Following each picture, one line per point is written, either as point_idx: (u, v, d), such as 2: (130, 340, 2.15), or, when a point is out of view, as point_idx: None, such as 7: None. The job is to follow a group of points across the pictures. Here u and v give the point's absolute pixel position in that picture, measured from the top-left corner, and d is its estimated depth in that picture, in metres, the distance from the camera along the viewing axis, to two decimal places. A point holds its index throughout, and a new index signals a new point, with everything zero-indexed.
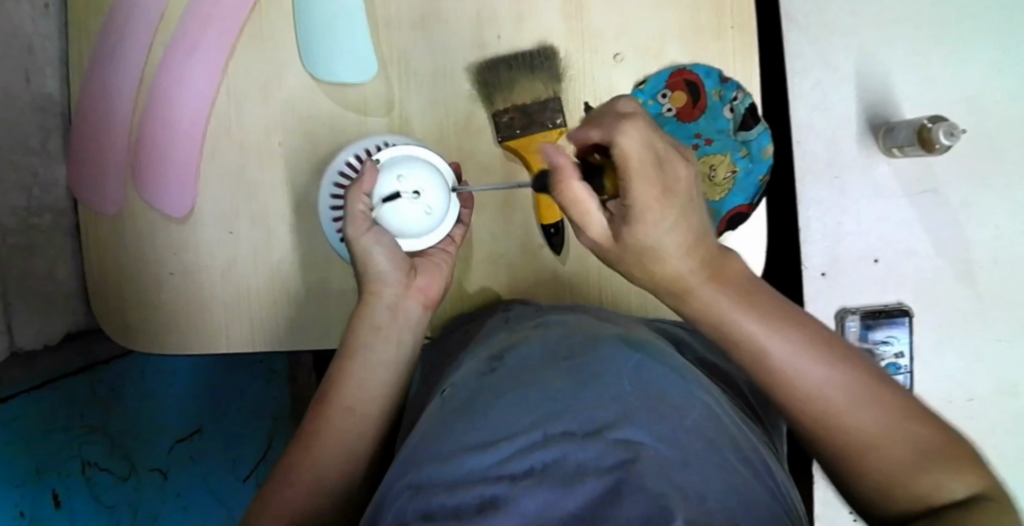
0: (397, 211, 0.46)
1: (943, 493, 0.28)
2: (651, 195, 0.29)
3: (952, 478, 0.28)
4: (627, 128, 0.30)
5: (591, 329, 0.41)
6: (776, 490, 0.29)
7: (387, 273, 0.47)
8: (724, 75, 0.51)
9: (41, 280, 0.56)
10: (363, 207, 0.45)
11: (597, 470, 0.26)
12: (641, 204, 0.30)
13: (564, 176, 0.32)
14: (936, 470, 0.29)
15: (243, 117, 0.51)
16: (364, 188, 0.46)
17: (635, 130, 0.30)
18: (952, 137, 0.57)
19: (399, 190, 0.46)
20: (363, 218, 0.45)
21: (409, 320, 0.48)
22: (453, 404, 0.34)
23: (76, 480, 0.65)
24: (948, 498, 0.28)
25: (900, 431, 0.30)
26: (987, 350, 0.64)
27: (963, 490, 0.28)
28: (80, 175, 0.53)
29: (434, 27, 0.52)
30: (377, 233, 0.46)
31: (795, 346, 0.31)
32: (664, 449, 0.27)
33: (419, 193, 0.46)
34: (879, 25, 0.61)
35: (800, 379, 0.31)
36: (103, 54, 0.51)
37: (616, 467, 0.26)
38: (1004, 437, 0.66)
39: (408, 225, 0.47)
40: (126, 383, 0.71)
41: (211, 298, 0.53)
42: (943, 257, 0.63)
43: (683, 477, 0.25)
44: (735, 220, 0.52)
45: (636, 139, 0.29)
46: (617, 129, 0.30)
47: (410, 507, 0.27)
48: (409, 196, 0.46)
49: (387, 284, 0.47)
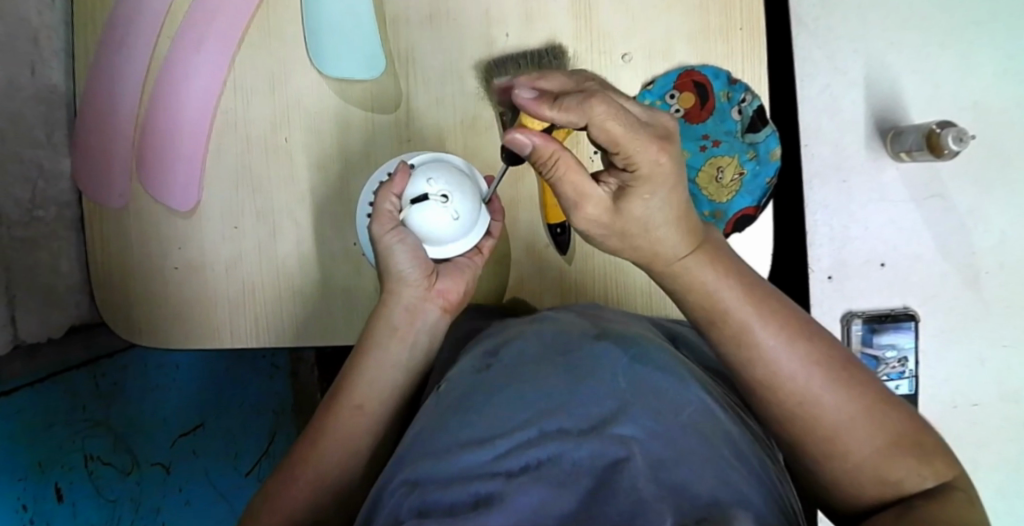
0: (423, 215, 0.45)
1: (910, 483, 0.30)
2: (655, 157, 0.30)
3: (922, 469, 0.30)
4: (597, 108, 0.30)
5: (586, 324, 0.41)
6: (772, 485, 0.30)
7: (409, 274, 0.46)
8: (733, 76, 0.51)
9: (44, 273, 0.55)
10: (390, 207, 0.46)
11: (590, 470, 0.26)
12: (646, 165, 0.30)
13: (559, 145, 0.32)
14: (909, 462, 0.30)
15: (249, 113, 0.51)
16: (395, 190, 0.46)
17: (605, 109, 0.29)
18: (960, 142, 0.57)
19: (428, 192, 0.45)
20: (389, 217, 0.46)
21: (427, 322, 0.48)
22: (450, 397, 0.35)
23: (79, 474, 0.63)
24: (915, 488, 0.30)
25: (879, 425, 0.30)
26: (991, 355, 0.65)
27: (930, 480, 0.30)
28: (85, 168, 0.53)
29: (442, 24, 0.51)
30: (401, 233, 0.46)
31: (791, 346, 0.32)
32: (659, 446, 0.27)
33: (447, 197, 0.45)
34: (888, 28, 0.61)
35: (794, 380, 0.31)
36: (110, 48, 0.51)
37: (609, 466, 0.26)
38: (1008, 442, 0.66)
39: (434, 229, 0.46)
40: (129, 377, 0.71)
41: (215, 293, 0.52)
42: (948, 262, 0.63)
43: (675, 477, 0.26)
44: (741, 222, 0.52)
45: (609, 117, 0.29)
46: (588, 112, 0.30)
47: (406, 504, 0.27)
48: (437, 200, 0.45)
49: (409, 285, 0.47)
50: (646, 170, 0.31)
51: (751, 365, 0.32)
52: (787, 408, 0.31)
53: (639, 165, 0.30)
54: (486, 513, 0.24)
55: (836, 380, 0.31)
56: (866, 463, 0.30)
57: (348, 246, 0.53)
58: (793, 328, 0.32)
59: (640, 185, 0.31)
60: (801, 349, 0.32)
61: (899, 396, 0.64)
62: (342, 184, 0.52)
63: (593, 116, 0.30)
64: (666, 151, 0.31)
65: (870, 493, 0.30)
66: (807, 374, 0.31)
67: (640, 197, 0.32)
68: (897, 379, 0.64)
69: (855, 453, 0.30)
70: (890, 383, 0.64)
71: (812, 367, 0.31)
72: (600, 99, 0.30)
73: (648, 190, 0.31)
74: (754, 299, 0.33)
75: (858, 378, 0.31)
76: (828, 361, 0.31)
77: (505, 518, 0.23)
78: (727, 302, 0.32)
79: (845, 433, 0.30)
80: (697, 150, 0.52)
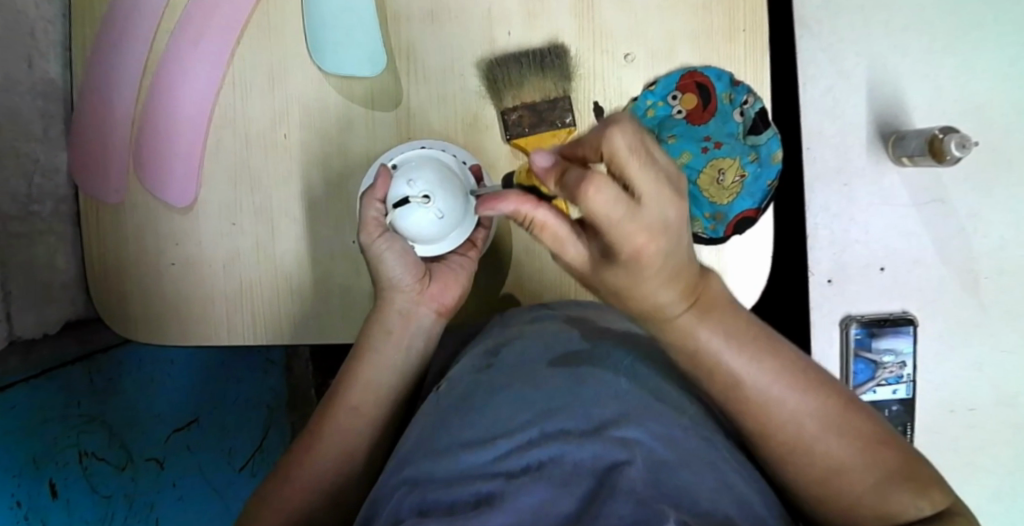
0: (407, 217, 0.45)
1: (907, 514, 0.30)
2: (635, 249, 0.26)
3: (918, 500, 0.30)
4: (587, 195, 0.24)
5: (587, 325, 0.42)
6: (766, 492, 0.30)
7: (400, 280, 0.47)
8: (735, 78, 0.51)
9: (40, 268, 0.55)
10: (375, 214, 0.45)
11: (592, 471, 0.26)
12: (627, 254, 0.26)
13: (535, 205, 0.30)
14: (906, 494, 0.30)
15: (248, 109, 0.51)
16: (378, 195, 0.45)
17: (594, 196, 0.24)
18: (964, 149, 0.57)
19: (409, 194, 0.45)
20: (375, 224, 0.45)
21: (421, 326, 0.48)
22: (450, 398, 0.35)
23: (74, 470, 0.62)
24: (913, 517, 0.29)
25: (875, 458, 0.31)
26: (989, 360, 0.65)
27: (927, 510, 0.30)
28: (82, 163, 0.52)
29: (443, 22, 0.51)
30: (389, 239, 0.45)
31: (785, 360, 0.32)
32: (661, 449, 0.27)
33: (429, 197, 0.44)
34: (892, 32, 0.61)
35: (794, 393, 0.31)
36: (108, 42, 0.50)
37: (610, 467, 0.25)
38: (1005, 447, 0.66)
39: (421, 231, 0.46)
40: (123, 372, 0.70)
41: (212, 290, 0.52)
42: (947, 267, 0.63)
43: (677, 480, 0.25)
44: (741, 224, 0.52)
45: (596, 207, 0.24)
46: (578, 193, 0.24)
47: (405, 502, 0.27)
48: (420, 201, 0.44)
49: (401, 291, 0.47)
50: (625, 258, 0.26)
51: (744, 381, 0.31)
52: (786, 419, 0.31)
53: (621, 249, 0.26)
54: (487, 512, 0.23)
55: (833, 413, 0.32)
56: (863, 496, 0.30)
57: (347, 245, 0.52)
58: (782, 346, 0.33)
59: (621, 263, 0.28)
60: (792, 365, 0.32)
61: (897, 401, 0.65)
62: (341, 181, 0.52)
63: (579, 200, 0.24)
64: (655, 240, 0.25)
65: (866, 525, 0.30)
66: (801, 390, 0.32)
67: (622, 273, 0.28)
68: (895, 383, 0.65)
69: (853, 486, 0.30)
70: (888, 387, 0.64)
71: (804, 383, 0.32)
72: (596, 181, 0.24)
73: (630, 271, 0.28)
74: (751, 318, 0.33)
75: (854, 413, 0.32)
76: (823, 387, 0.32)
77: (507, 517, 0.23)
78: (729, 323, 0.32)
79: (839, 449, 0.31)
80: (699, 152, 0.52)
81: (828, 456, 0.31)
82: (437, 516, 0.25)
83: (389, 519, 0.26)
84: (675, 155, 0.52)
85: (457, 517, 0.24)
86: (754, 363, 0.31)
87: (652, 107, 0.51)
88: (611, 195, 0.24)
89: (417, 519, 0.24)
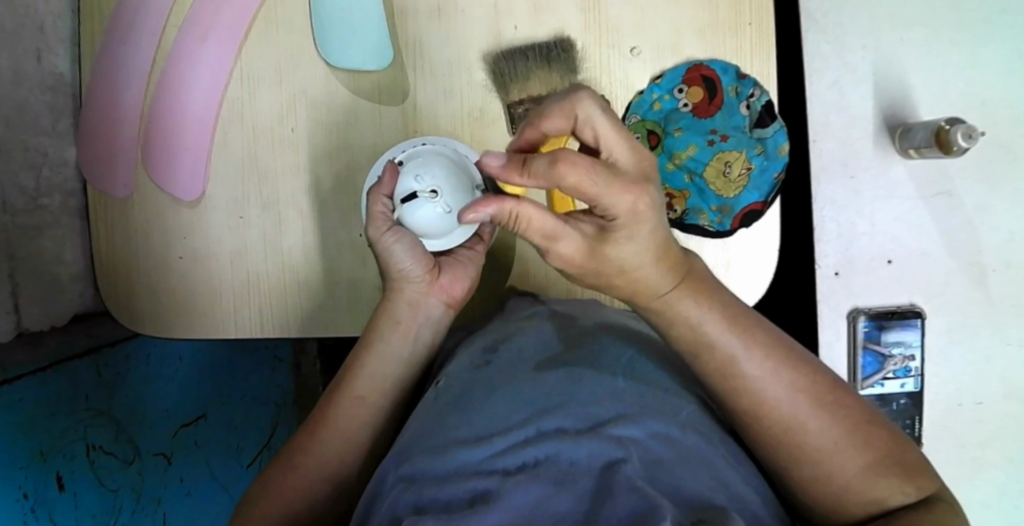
0: (416, 211, 0.46)
1: (893, 500, 0.32)
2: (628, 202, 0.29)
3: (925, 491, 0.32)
4: (567, 172, 0.28)
5: (589, 321, 0.42)
6: (762, 493, 0.29)
7: (410, 271, 0.46)
8: (742, 71, 0.51)
9: (48, 260, 0.56)
10: (382, 208, 0.46)
11: (589, 470, 0.25)
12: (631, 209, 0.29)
13: (517, 201, 0.30)
14: (894, 480, 0.32)
15: (256, 103, 0.51)
16: (385, 190, 0.47)
17: (576, 171, 0.28)
18: (969, 139, 0.57)
19: (416, 190, 0.46)
20: (383, 218, 0.46)
21: (429, 317, 0.48)
22: (448, 394, 0.35)
23: (81, 463, 0.62)
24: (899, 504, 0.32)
25: (869, 447, 0.32)
26: (996, 353, 0.64)
27: (913, 495, 0.32)
28: (90, 157, 0.53)
29: (451, 14, 0.51)
30: (398, 234, 0.46)
31: (780, 358, 0.33)
32: (656, 447, 0.27)
33: (436, 192, 0.46)
34: (899, 25, 0.61)
35: (787, 387, 0.33)
36: (114, 36, 0.51)
37: (606, 465, 0.25)
38: (1012, 441, 0.66)
39: (427, 226, 0.47)
40: (131, 367, 0.70)
41: (219, 284, 0.52)
42: (955, 260, 0.63)
43: (672, 477, 0.25)
44: (747, 218, 0.52)
45: (581, 179, 0.28)
46: (558, 175, 0.28)
47: (402, 498, 0.26)
48: (427, 196, 0.46)
49: (411, 282, 0.47)
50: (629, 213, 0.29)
51: (739, 367, 0.33)
52: (788, 408, 0.32)
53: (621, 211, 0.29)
54: (484, 509, 0.23)
55: (832, 393, 0.33)
56: (851, 482, 0.32)
57: (353, 237, 0.52)
58: (785, 348, 0.34)
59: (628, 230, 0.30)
60: (793, 369, 0.33)
61: (904, 394, 0.65)
62: (347, 174, 0.52)
63: (564, 180, 0.28)
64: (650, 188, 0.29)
65: (853, 512, 0.32)
66: (796, 384, 0.33)
67: (615, 240, 0.30)
68: (903, 376, 0.65)
69: (844, 472, 0.32)
70: (895, 380, 0.65)
71: (804, 376, 0.33)
72: (571, 160, 0.28)
73: (632, 230, 0.30)
74: (754, 313, 0.34)
75: (858, 406, 0.33)
76: (824, 382, 0.33)
77: (503, 515, 0.23)
78: (713, 326, 0.33)
79: (850, 445, 0.32)
80: (705, 145, 0.52)
81: (826, 444, 0.32)
82: (434, 513, 0.24)
83: (387, 515, 0.26)
84: (681, 149, 0.52)
85: (454, 514, 0.23)
86: (750, 363, 0.33)
87: (658, 101, 0.52)
88: (590, 163, 0.28)
89: (415, 515, 0.24)
